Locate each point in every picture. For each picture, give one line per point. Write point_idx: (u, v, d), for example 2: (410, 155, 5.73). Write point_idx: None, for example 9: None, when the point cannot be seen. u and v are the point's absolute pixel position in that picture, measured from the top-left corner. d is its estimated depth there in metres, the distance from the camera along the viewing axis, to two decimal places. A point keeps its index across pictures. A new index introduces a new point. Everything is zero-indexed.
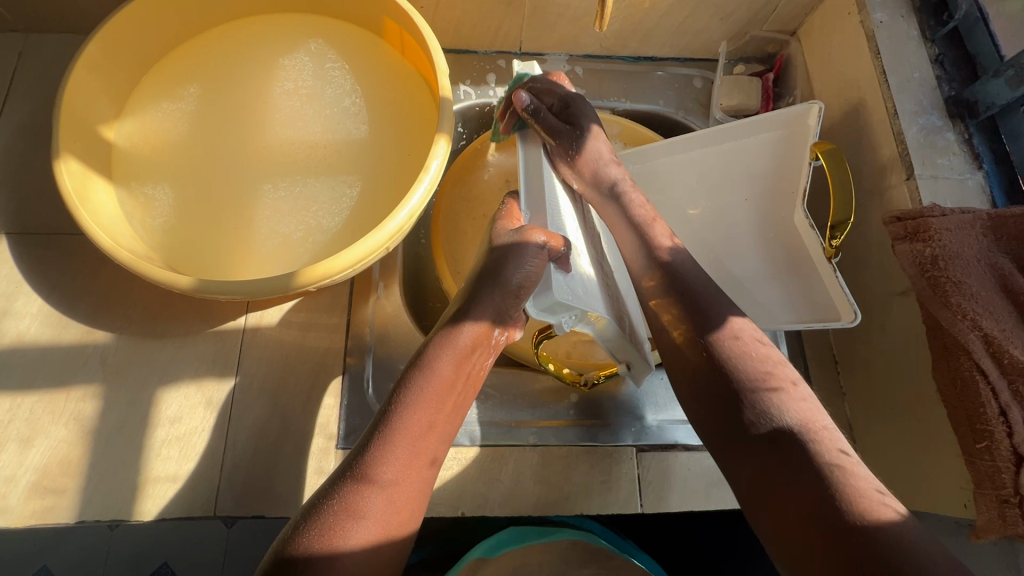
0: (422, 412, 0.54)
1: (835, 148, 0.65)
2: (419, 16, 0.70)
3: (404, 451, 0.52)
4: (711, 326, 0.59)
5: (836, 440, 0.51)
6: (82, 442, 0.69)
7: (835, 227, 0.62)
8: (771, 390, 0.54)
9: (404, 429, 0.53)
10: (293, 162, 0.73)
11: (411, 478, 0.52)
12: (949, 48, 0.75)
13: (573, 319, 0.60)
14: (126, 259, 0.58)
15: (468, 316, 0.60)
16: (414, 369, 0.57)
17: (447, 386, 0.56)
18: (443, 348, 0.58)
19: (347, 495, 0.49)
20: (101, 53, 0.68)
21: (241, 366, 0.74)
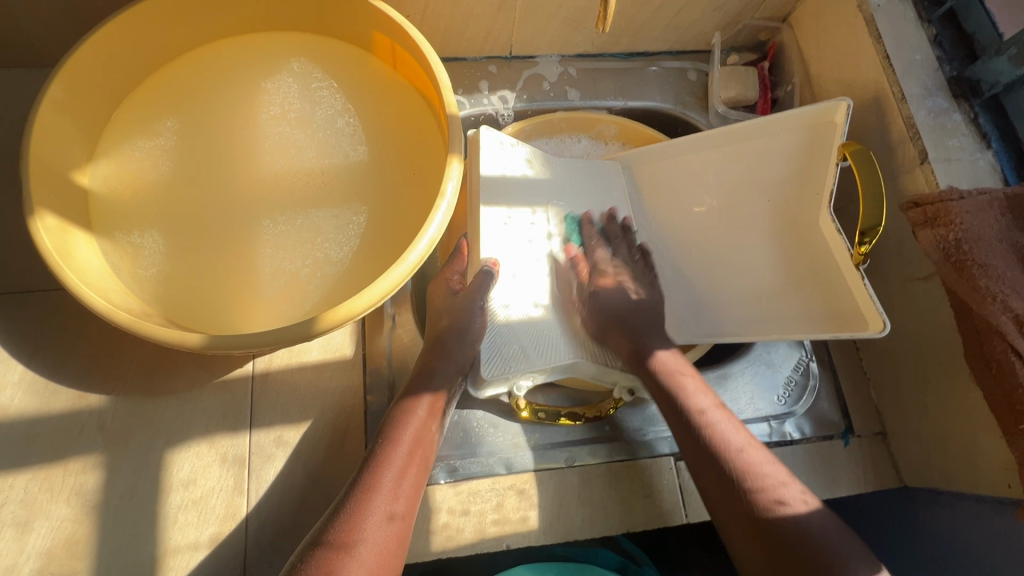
0: (395, 471, 0.59)
1: (864, 149, 0.64)
2: (413, 28, 0.66)
3: (383, 505, 0.56)
4: (659, 358, 0.71)
5: (763, 464, 0.62)
6: (89, 519, 0.63)
7: (866, 231, 0.59)
8: (705, 412, 0.66)
9: (379, 485, 0.57)
10: (290, 193, 0.68)
11: (392, 534, 0.56)
12: (946, 27, 0.75)
13: (524, 379, 0.69)
14: (123, 321, 0.53)
15: (428, 386, 0.66)
16: (384, 435, 0.62)
17: (417, 448, 0.61)
18: (410, 413, 0.63)
19: (327, 548, 0.53)
20: (66, 93, 0.61)
21: (255, 417, 0.69)
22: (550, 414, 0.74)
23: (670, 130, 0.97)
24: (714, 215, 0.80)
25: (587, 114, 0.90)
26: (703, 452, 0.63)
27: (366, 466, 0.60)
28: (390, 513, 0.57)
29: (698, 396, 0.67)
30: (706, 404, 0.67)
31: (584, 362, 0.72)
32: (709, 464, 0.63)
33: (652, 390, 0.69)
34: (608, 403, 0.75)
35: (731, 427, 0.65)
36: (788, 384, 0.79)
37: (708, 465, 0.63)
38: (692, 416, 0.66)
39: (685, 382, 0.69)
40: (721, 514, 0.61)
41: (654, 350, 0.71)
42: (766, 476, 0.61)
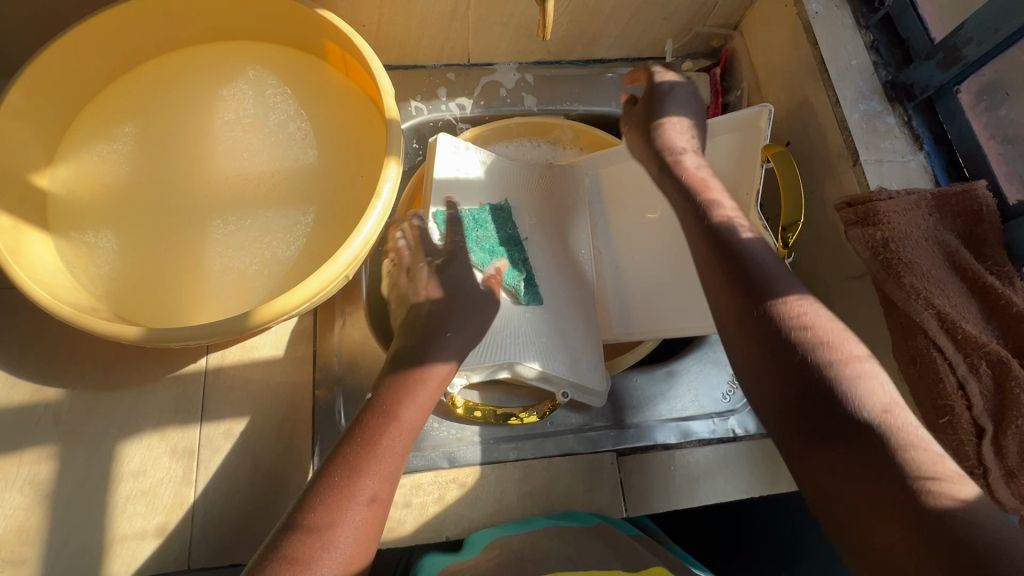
0: (394, 441, 0.54)
1: (784, 151, 0.67)
2: (358, 37, 0.69)
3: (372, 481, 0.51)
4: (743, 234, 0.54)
5: (905, 414, 0.42)
6: (40, 507, 0.65)
7: (787, 227, 0.66)
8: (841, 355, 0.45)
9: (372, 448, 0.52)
10: (241, 195, 0.71)
11: (376, 510, 0.50)
12: (883, 34, 0.77)
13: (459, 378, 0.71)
14: (66, 315, 0.56)
15: (428, 359, 0.60)
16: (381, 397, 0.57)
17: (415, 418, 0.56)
18: (416, 379, 0.58)
19: (295, 536, 0.47)
20: (26, 101, 0.65)
21: (205, 410, 0.71)
22: (487, 412, 0.74)
23: None
24: (657, 219, 0.81)
25: (543, 120, 0.92)
26: (817, 386, 0.44)
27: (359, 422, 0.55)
28: (376, 494, 0.51)
29: (843, 335, 0.46)
30: (834, 339, 0.46)
31: (523, 360, 0.72)
32: (815, 392, 0.44)
33: (745, 307, 0.50)
34: (543, 404, 0.75)
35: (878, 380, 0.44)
36: (733, 382, 0.80)
37: (815, 407, 0.44)
38: (805, 346, 0.46)
39: (810, 318, 0.48)
40: (824, 479, 0.41)
41: (768, 281, 0.50)
42: (897, 411, 0.42)
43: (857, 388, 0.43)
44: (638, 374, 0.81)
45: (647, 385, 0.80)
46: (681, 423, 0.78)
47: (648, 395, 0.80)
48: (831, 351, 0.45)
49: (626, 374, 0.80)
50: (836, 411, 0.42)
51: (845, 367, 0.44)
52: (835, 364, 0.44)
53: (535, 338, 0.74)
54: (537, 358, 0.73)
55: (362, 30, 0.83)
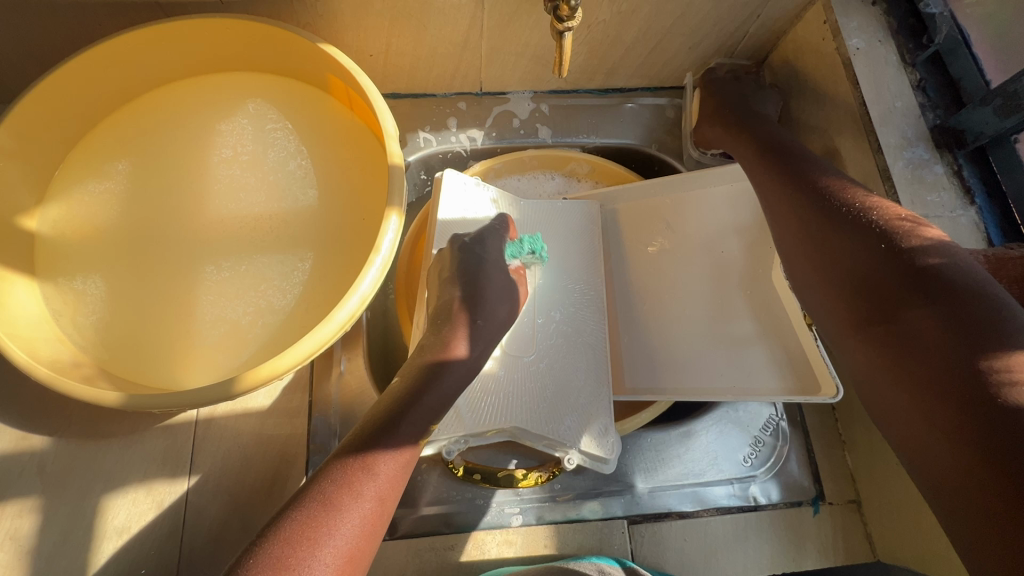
0: (356, 516, 0.47)
1: None
2: (362, 74, 0.65)
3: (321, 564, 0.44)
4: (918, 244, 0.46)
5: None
6: (19, 566, 0.62)
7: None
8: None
9: (327, 525, 0.46)
10: (237, 239, 0.67)
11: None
12: (931, 73, 0.71)
13: (456, 442, 0.65)
14: (43, 377, 0.53)
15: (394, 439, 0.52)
16: (347, 459, 0.50)
17: (380, 498, 0.49)
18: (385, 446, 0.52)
19: None
20: (14, 140, 0.62)
21: (195, 463, 0.68)
22: (485, 475, 0.71)
23: (647, 167, 0.94)
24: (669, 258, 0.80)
25: (558, 152, 0.87)
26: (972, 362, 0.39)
27: (321, 486, 0.48)
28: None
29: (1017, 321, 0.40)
30: (1001, 319, 0.41)
31: (522, 429, 0.67)
32: (968, 365, 0.39)
33: (901, 273, 0.46)
34: (547, 467, 0.72)
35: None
36: (756, 443, 0.75)
37: (970, 388, 0.38)
38: (975, 332, 0.40)
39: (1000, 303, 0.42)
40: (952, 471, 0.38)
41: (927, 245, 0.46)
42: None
43: (1016, 389, 0.37)
44: (653, 433, 0.76)
45: (663, 446, 0.75)
46: (698, 489, 0.72)
47: (663, 457, 0.74)
48: (1001, 339, 0.39)
49: (639, 433, 0.75)
50: (994, 404, 0.37)
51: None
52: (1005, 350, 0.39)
53: (540, 403, 0.69)
54: (538, 428, 0.67)
55: (369, 59, 0.79)
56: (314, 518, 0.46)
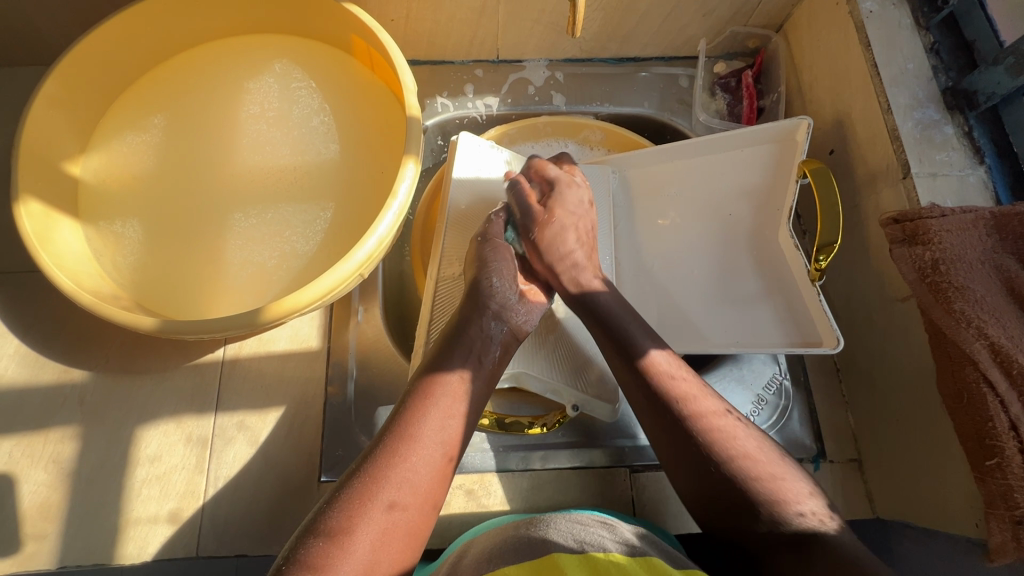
0: (431, 430, 0.53)
1: (823, 168, 0.68)
2: (382, 31, 0.68)
3: (389, 490, 0.49)
4: (639, 352, 0.61)
5: (760, 450, 0.55)
6: (62, 485, 0.68)
7: (822, 248, 0.64)
8: (707, 415, 0.56)
9: (401, 461, 0.50)
10: (263, 189, 0.71)
11: (395, 525, 0.48)
12: (945, 36, 0.71)
13: None
14: (87, 303, 0.57)
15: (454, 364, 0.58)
16: (407, 407, 0.54)
17: (444, 434, 0.53)
18: (437, 389, 0.55)
19: (313, 536, 0.47)
20: (62, 90, 0.66)
21: (220, 400, 0.72)
22: (493, 421, 0.73)
23: (660, 136, 0.95)
24: (678, 224, 0.81)
25: (572, 119, 0.89)
26: (682, 443, 0.56)
27: (387, 429, 0.53)
28: (392, 502, 0.49)
29: (697, 400, 0.57)
30: (693, 400, 0.57)
31: (528, 373, 0.69)
32: (682, 444, 0.56)
33: (632, 390, 0.60)
34: (552, 416, 0.73)
35: (734, 431, 0.56)
36: (759, 401, 0.76)
37: (698, 463, 0.55)
38: (683, 420, 0.56)
39: (675, 388, 0.58)
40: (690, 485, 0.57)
41: (636, 347, 0.61)
42: (750, 453, 0.54)
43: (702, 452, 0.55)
44: None
45: None
46: None
47: None
48: (698, 414, 0.56)
49: None
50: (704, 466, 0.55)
51: (722, 428, 0.56)
52: (704, 429, 0.55)
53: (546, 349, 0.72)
54: (544, 372, 0.70)
55: (390, 24, 0.83)
56: (391, 426, 0.53)
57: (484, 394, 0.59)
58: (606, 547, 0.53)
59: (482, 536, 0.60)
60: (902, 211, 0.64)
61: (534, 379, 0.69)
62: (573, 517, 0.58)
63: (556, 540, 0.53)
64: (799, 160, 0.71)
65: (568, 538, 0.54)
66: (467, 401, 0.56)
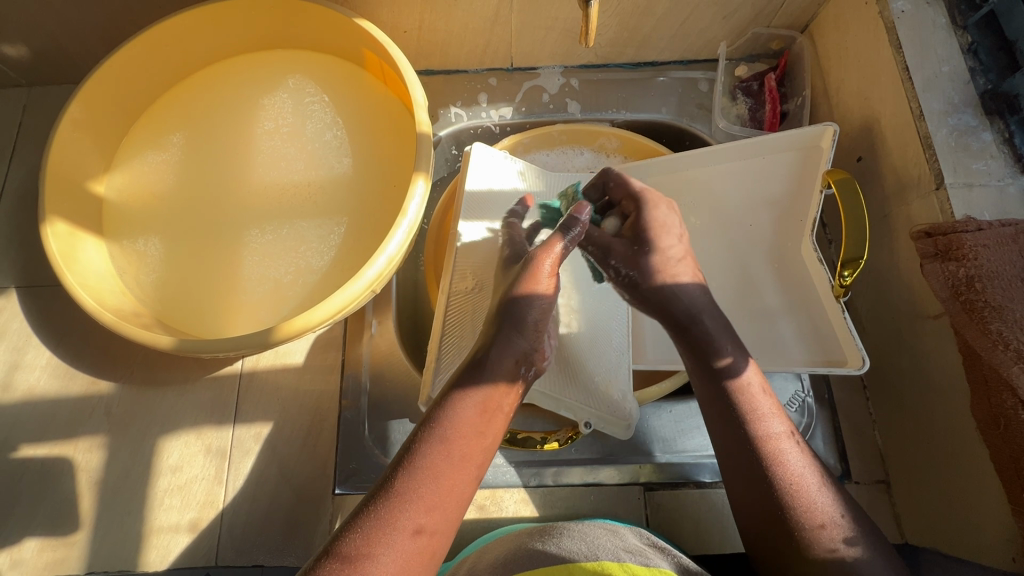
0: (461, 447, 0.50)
1: (848, 178, 0.65)
2: (394, 46, 0.68)
3: (415, 514, 0.46)
4: (722, 361, 0.56)
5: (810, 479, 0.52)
6: (91, 493, 0.70)
7: (846, 264, 0.61)
8: (778, 438, 0.53)
9: (427, 480, 0.47)
10: (279, 205, 0.72)
11: (418, 551, 0.45)
12: (984, 34, 0.67)
13: None
14: (109, 322, 0.59)
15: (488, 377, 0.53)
16: (436, 420, 0.51)
17: (472, 458, 0.50)
18: (468, 406, 0.52)
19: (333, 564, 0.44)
20: (86, 112, 0.68)
21: (239, 411, 0.74)
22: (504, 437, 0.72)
23: (678, 142, 0.93)
24: (699, 232, 0.79)
25: (587, 126, 0.87)
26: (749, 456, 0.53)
27: (410, 450, 0.49)
28: (415, 526, 0.46)
29: (773, 422, 0.53)
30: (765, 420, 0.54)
31: (541, 391, 0.69)
32: (747, 459, 0.53)
33: (709, 398, 0.56)
34: (564, 432, 0.71)
35: (801, 459, 0.53)
36: None
37: (756, 481, 0.52)
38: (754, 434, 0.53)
39: (752, 403, 0.54)
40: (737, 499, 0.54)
41: (717, 352, 0.56)
42: (809, 482, 0.51)
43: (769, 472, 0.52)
44: (674, 404, 0.76)
45: (683, 418, 0.75)
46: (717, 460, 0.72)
47: (682, 428, 0.75)
48: (771, 438, 0.53)
49: (659, 405, 0.75)
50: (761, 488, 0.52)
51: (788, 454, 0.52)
52: (769, 449, 0.52)
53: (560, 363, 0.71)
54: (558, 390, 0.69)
55: (403, 36, 0.82)
56: (423, 441, 0.50)
57: (512, 411, 0.56)
58: (621, 556, 0.52)
59: (493, 546, 0.61)
60: (931, 224, 0.61)
61: (546, 397, 0.69)
62: (582, 528, 0.58)
63: (568, 551, 0.53)
64: (824, 169, 0.68)
65: (580, 549, 0.53)
66: (495, 417, 0.53)
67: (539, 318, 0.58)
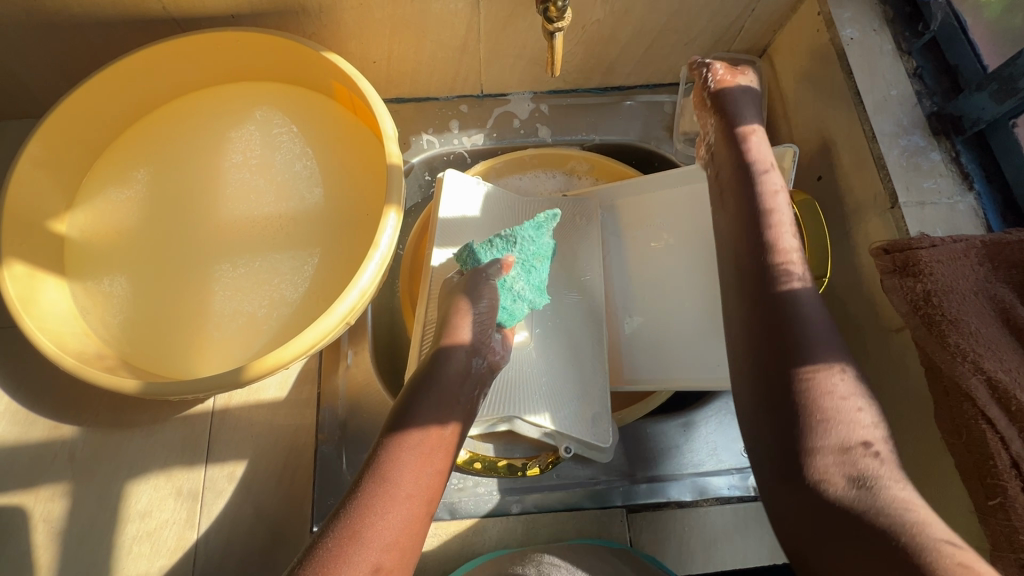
0: (408, 482, 0.53)
1: (809, 200, 0.67)
2: (362, 79, 0.68)
3: (372, 551, 0.49)
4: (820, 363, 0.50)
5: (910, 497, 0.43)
6: (52, 546, 0.67)
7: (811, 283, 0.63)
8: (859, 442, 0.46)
9: (376, 515, 0.50)
10: (249, 238, 0.71)
11: None
12: (927, 60, 0.71)
13: None
14: (70, 366, 0.57)
15: (434, 415, 0.58)
16: (382, 456, 0.55)
17: (418, 488, 0.53)
18: (409, 442, 0.55)
19: None
20: (46, 151, 0.67)
21: (211, 451, 0.72)
22: (486, 464, 0.72)
23: (647, 163, 0.95)
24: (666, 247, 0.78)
25: (558, 150, 0.89)
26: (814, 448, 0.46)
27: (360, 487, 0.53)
28: (376, 564, 0.49)
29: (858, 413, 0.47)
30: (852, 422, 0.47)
31: (520, 416, 0.69)
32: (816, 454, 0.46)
33: (775, 393, 0.50)
34: (545, 457, 0.73)
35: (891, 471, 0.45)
36: None
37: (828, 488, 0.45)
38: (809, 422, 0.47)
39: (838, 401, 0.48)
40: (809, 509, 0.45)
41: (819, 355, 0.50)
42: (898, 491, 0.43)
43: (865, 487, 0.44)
44: (654, 424, 0.77)
45: (663, 438, 0.75)
46: (699, 479, 0.73)
47: (662, 448, 0.75)
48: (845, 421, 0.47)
49: (637, 424, 0.76)
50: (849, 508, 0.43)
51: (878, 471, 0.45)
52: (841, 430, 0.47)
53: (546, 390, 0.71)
54: (536, 415, 0.69)
55: (373, 66, 0.83)
56: (369, 478, 0.53)
57: (458, 439, 0.60)
58: None
59: None
60: (889, 241, 0.63)
61: (528, 425, 0.70)
62: None
63: None
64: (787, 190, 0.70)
65: None
66: (440, 449, 0.57)
67: (483, 318, 0.63)
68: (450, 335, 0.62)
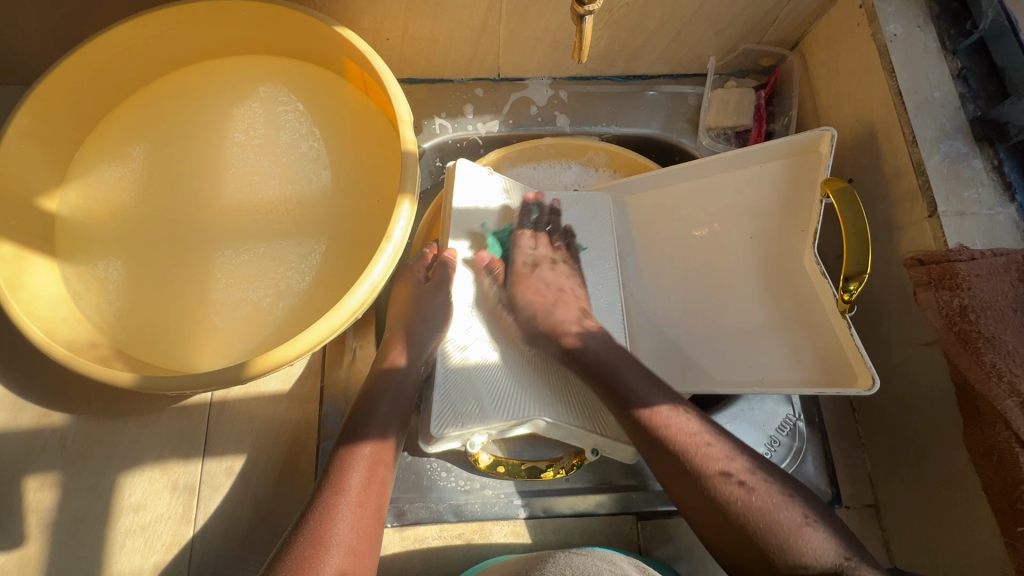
0: (353, 500, 0.54)
1: (847, 188, 0.63)
2: (377, 58, 0.64)
3: (329, 565, 0.50)
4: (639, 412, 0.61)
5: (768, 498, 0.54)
6: (40, 538, 0.64)
7: (850, 278, 0.60)
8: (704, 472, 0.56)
9: (324, 534, 0.51)
10: (251, 223, 0.67)
11: None
12: (973, 61, 0.67)
13: (481, 435, 0.64)
14: (60, 356, 0.54)
15: (375, 430, 0.60)
16: (326, 479, 0.56)
17: (364, 500, 0.55)
18: (350, 462, 0.57)
19: None
20: (34, 122, 0.62)
21: (208, 444, 0.69)
22: (510, 468, 0.68)
23: (667, 156, 0.92)
24: (703, 239, 0.75)
25: (576, 140, 0.85)
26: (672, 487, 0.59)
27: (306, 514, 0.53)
28: (341, 571, 0.50)
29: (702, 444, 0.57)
30: (702, 457, 0.57)
31: (544, 419, 0.65)
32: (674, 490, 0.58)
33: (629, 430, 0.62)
34: (569, 459, 0.69)
35: (753, 484, 0.55)
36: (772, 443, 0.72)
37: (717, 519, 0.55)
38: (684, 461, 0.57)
39: (684, 438, 0.58)
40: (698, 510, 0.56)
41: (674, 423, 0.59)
42: (757, 506, 0.54)
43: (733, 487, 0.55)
44: None
45: None
46: None
47: None
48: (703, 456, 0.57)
49: None
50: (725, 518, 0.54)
51: (750, 496, 0.54)
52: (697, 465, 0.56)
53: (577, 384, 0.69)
54: (562, 418, 0.66)
55: (385, 44, 0.78)
56: (315, 499, 0.54)
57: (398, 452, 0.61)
58: None
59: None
60: (918, 253, 0.60)
61: (553, 426, 0.66)
62: (570, 553, 0.57)
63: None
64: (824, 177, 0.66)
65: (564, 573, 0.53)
66: (385, 462, 0.59)
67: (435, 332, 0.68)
68: (388, 360, 0.66)
